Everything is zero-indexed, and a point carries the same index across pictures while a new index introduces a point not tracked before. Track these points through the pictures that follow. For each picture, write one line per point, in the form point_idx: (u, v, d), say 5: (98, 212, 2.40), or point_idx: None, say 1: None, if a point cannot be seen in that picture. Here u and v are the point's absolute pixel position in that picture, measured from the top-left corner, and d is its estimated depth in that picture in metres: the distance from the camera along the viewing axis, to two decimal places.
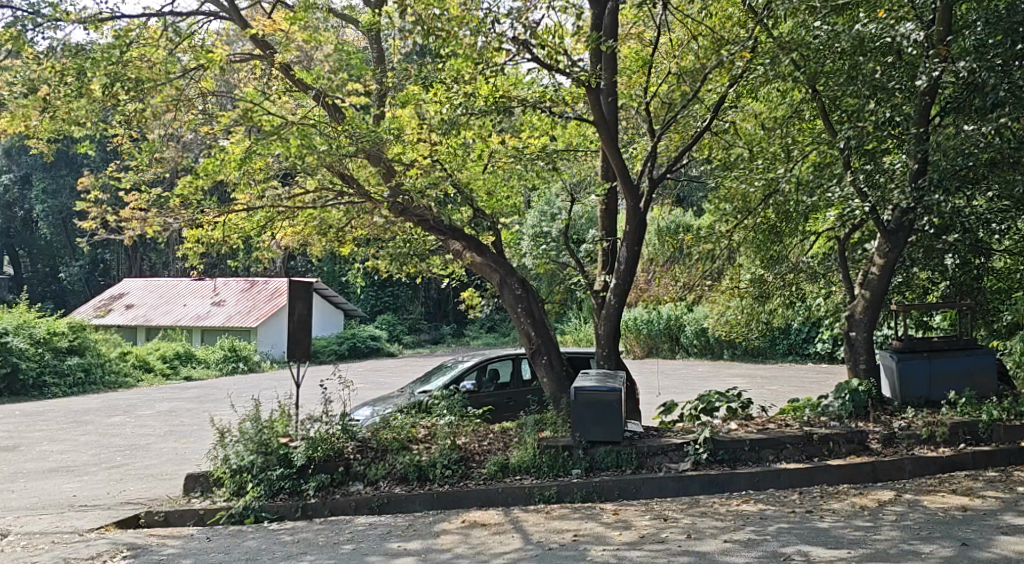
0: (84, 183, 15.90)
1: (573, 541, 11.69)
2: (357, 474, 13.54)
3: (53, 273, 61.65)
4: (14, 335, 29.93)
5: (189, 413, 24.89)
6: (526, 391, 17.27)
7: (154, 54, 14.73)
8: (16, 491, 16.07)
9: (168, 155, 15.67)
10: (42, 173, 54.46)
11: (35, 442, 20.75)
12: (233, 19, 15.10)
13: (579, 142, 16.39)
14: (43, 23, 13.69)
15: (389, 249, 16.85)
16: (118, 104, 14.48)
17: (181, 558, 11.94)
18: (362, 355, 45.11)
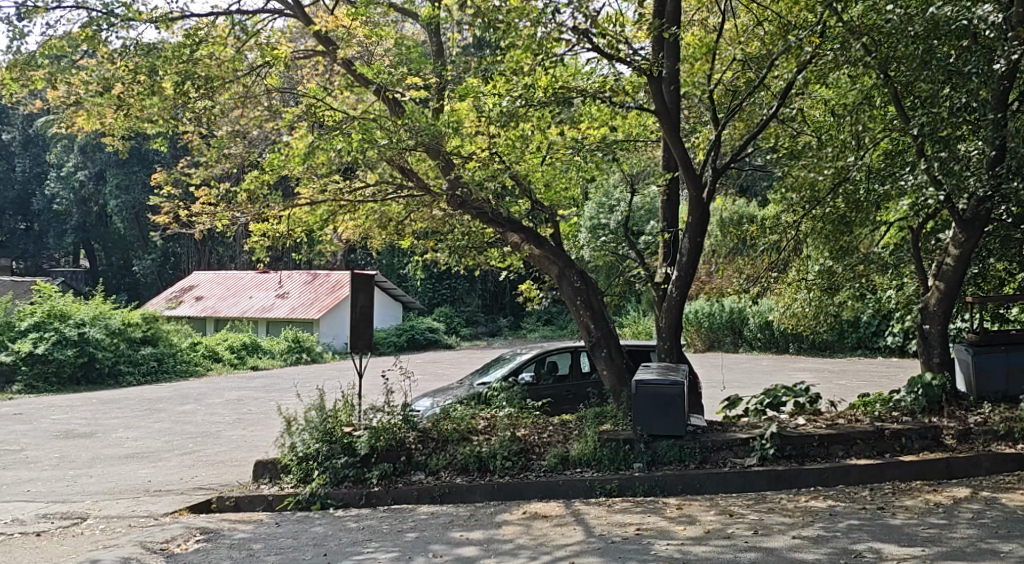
0: (155, 179, 15.96)
1: (637, 535, 11.52)
2: (419, 464, 13.50)
3: (126, 265, 62.66)
4: (91, 326, 30.35)
5: (258, 402, 25.01)
6: (587, 384, 17.06)
7: (222, 52, 14.64)
8: (94, 476, 16.25)
9: (235, 151, 15.52)
10: (116, 169, 55.79)
11: (110, 429, 20.97)
12: (297, 17, 15.00)
13: (640, 132, 15.92)
14: (117, 23, 13.64)
15: (450, 243, 16.70)
16: (188, 103, 14.40)
17: (249, 543, 12.04)
18: (419, 347, 45.22)
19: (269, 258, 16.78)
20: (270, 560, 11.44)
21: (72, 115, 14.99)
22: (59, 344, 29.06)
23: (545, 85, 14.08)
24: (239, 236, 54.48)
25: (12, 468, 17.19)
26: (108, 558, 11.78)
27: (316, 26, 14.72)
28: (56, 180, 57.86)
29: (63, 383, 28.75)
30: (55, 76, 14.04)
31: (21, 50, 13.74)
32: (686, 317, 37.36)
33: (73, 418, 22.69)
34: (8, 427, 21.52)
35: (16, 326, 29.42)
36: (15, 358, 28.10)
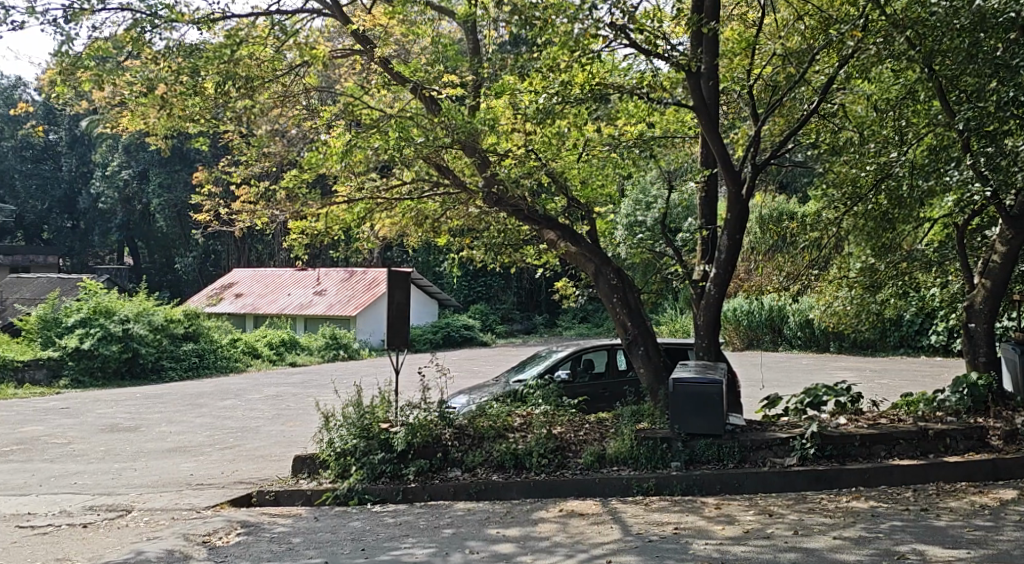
0: (196, 178, 15.93)
1: (675, 534, 11.40)
2: (455, 461, 13.46)
3: (169, 263, 63.19)
4: (135, 322, 30.53)
5: (296, 397, 25.06)
6: (623, 382, 16.95)
7: (262, 52, 14.65)
8: (138, 469, 16.31)
9: (274, 151, 15.67)
10: (159, 168, 56.26)
11: (154, 424, 21.07)
12: (335, 16, 14.99)
13: (677, 128, 15.82)
14: (161, 24, 13.65)
15: (485, 240, 16.70)
16: (229, 103, 14.48)
17: (289, 537, 12.04)
18: (455, 344, 45.17)
19: (308, 255, 16.79)
20: (308, 554, 11.42)
21: (118, 115, 15.10)
22: (104, 339, 29.30)
23: (582, 81, 13.89)
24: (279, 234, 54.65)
25: (58, 460, 17.31)
26: (151, 550, 11.82)
27: (354, 24, 14.71)
28: (101, 180, 58.43)
29: (108, 378, 29.21)
30: (102, 78, 13.87)
31: (68, 52, 13.59)
32: (725, 315, 37.16)
33: (118, 413, 22.83)
34: (54, 421, 21.67)
35: (63, 323, 29.66)
36: (62, 353, 28.57)
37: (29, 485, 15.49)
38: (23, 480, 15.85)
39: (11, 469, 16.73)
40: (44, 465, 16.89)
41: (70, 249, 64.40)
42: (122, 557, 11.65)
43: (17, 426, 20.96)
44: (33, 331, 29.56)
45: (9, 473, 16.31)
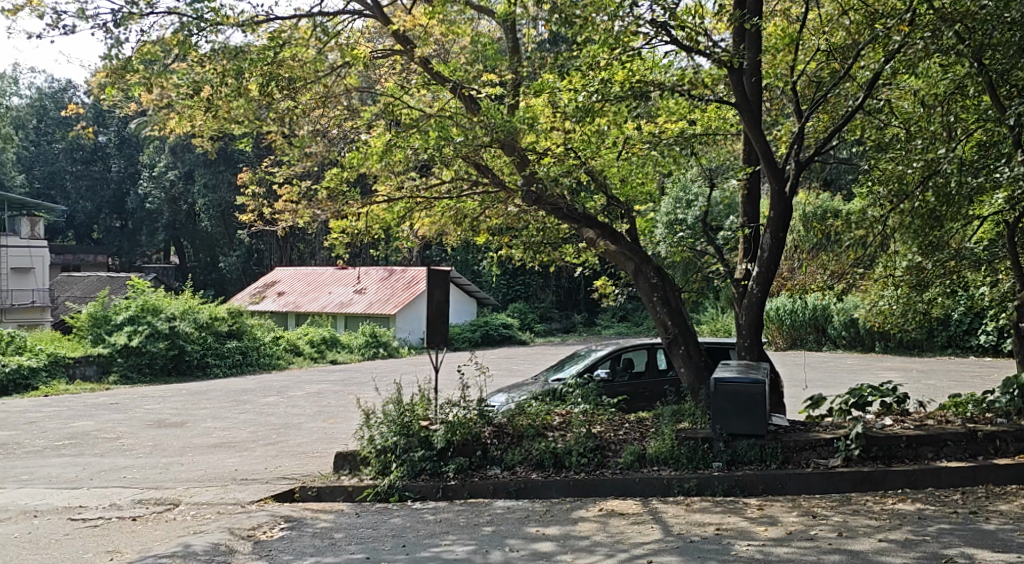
0: (240, 178, 15.89)
1: (716, 535, 11.27)
2: (494, 459, 13.39)
3: (212, 262, 63.61)
4: (181, 320, 30.74)
5: (337, 394, 25.10)
6: (663, 381, 16.80)
7: (304, 53, 14.62)
8: (185, 463, 16.38)
9: (315, 151, 15.47)
10: (204, 168, 55.82)
11: (200, 419, 21.17)
12: (376, 17, 14.99)
13: (719, 125, 15.59)
14: (207, 27, 13.62)
15: (524, 239, 16.63)
16: (273, 105, 14.60)
17: (332, 532, 12.02)
18: (494, 343, 45.12)
19: (348, 254, 16.77)
20: (350, 549, 11.40)
21: (164, 117, 15.07)
22: (151, 336, 29.57)
23: (622, 78, 13.72)
24: (320, 232, 54.82)
25: (108, 454, 17.43)
26: (198, 543, 11.84)
27: (394, 25, 14.69)
28: (148, 180, 58.99)
29: (155, 374, 29.49)
30: (150, 81, 13.94)
31: (117, 56, 13.61)
32: (768, 314, 36.90)
33: (164, 408, 22.97)
34: (103, 416, 21.85)
35: (111, 320, 29.94)
36: (111, 350, 28.86)
37: (80, 478, 15.60)
38: (73, 473, 15.97)
39: (62, 462, 16.86)
40: (94, 459, 17.01)
41: (119, 248, 65.41)
42: (169, 549, 11.68)
43: (66, 421, 21.15)
44: (83, 329, 29.93)
45: (60, 467, 16.43)
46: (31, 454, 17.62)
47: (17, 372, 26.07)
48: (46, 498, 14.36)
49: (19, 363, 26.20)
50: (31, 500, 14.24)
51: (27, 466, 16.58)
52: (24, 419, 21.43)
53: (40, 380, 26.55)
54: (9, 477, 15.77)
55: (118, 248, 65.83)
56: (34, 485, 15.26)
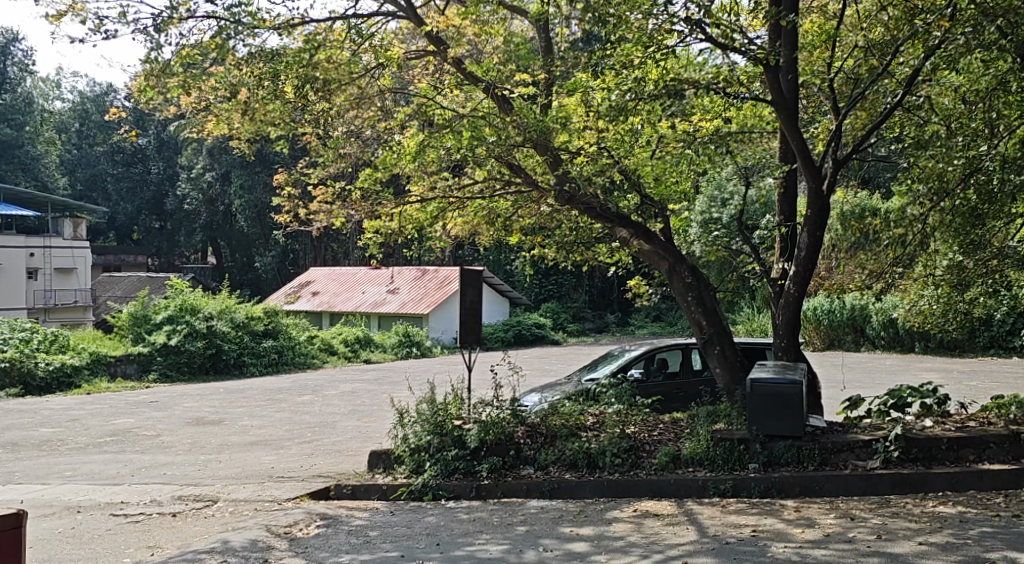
0: (276, 179, 15.91)
1: (752, 537, 11.13)
2: (528, 459, 13.32)
3: (248, 262, 63.89)
4: (218, 319, 31.00)
5: (372, 393, 25.08)
6: (698, 382, 16.65)
7: (340, 54, 14.56)
8: (223, 461, 16.40)
9: (350, 152, 15.33)
10: (240, 170, 56.22)
11: (237, 417, 21.22)
12: (410, 19, 14.92)
13: (754, 123, 15.53)
14: (244, 31, 13.58)
15: (557, 238, 16.52)
16: (307, 106, 14.63)
17: (366, 530, 11.98)
18: (527, 343, 45.04)
19: (381, 254, 16.75)
20: (385, 547, 11.35)
21: (203, 119, 15.13)
22: (189, 336, 29.78)
23: (656, 77, 13.83)
24: (353, 232, 54.91)
25: (149, 451, 17.49)
26: (236, 539, 11.84)
27: (427, 25, 14.63)
28: (187, 182, 59.55)
29: (193, 372, 29.63)
30: (187, 82, 13.90)
31: (156, 59, 13.65)
32: (805, 315, 36.61)
33: (202, 406, 23.05)
34: (142, 414, 21.95)
35: (151, 319, 30.15)
36: (151, 348, 29.04)
37: (121, 475, 15.65)
38: (115, 470, 16.03)
39: (104, 459, 16.93)
40: (135, 456, 17.07)
41: (159, 249, 65.81)
42: (208, 545, 11.68)
43: (107, 418, 21.26)
44: (124, 328, 30.16)
45: (101, 463, 16.50)
46: (73, 450, 17.72)
47: (61, 370, 26.25)
48: (88, 494, 14.42)
49: (61, 361, 26.40)
50: (74, 496, 14.30)
51: (69, 462, 16.67)
52: (66, 416, 21.59)
53: (82, 378, 26.75)
54: (52, 473, 15.86)
55: (157, 249, 66.24)
56: (76, 480, 15.34)
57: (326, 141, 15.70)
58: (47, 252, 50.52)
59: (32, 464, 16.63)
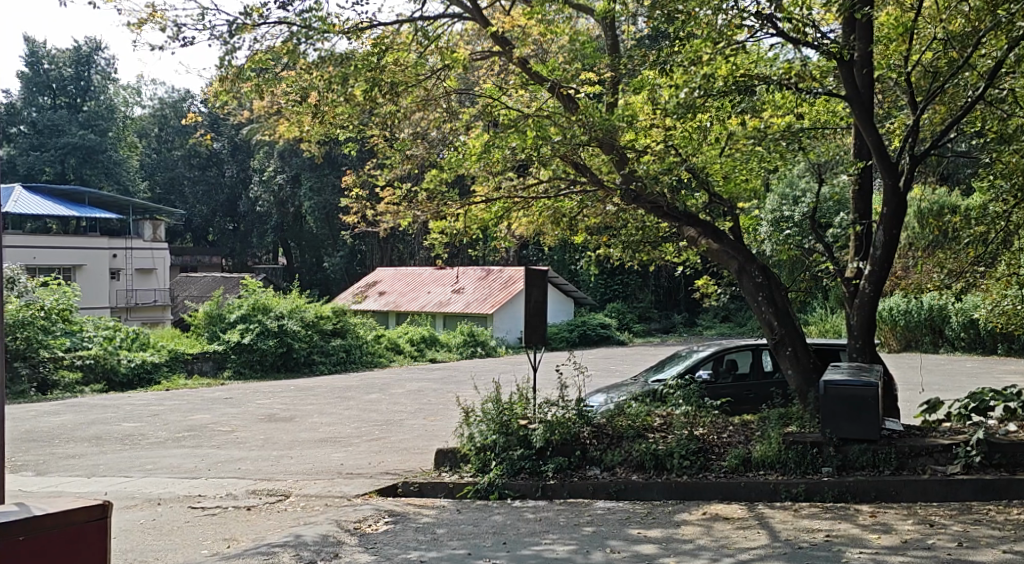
0: (344, 181, 15.84)
1: (826, 541, 10.83)
2: (594, 459, 13.16)
3: (317, 263, 64.38)
4: (289, 318, 31.19)
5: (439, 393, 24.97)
6: (770, 383, 16.27)
7: (406, 58, 14.43)
8: (295, 457, 16.40)
9: (416, 153, 15.44)
10: (309, 172, 56.57)
11: (308, 414, 21.27)
12: (475, 19, 14.79)
13: (828, 119, 15.02)
14: (314, 36, 13.55)
15: (623, 238, 16.35)
16: (375, 109, 14.52)
17: (434, 528, 11.86)
18: (592, 343, 44.80)
19: (447, 255, 16.66)
20: (452, 545, 11.22)
21: (274, 123, 15.19)
22: (262, 334, 30.03)
23: (725, 74, 13.55)
24: (420, 232, 54.98)
25: (224, 446, 17.55)
26: (308, 533, 11.79)
27: (492, 26, 14.46)
28: (258, 184, 60.34)
29: (266, 370, 29.81)
30: (261, 87, 13.94)
31: (231, 66, 13.72)
32: (881, 315, 35.97)
33: (275, 403, 23.15)
34: (218, 410, 22.08)
35: (226, 318, 30.43)
36: (226, 346, 29.27)
37: (198, 468, 15.70)
38: (192, 464, 16.09)
39: (182, 453, 17.02)
40: (212, 450, 17.14)
41: (234, 250, 66.28)
42: (281, 539, 11.64)
43: (185, 413, 21.44)
44: (200, 327, 30.44)
45: (179, 457, 16.58)
46: (153, 444, 17.84)
47: (142, 367, 26.62)
48: (168, 487, 14.47)
49: (143, 359, 26.70)
50: (154, 489, 14.35)
51: (149, 456, 16.78)
52: (147, 412, 21.79)
53: (161, 375, 27.04)
54: (133, 466, 15.97)
55: (230, 249, 66.93)
56: (157, 473, 15.41)
57: (393, 142, 15.62)
58: (129, 252, 51.71)
59: (115, 457, 16.77)
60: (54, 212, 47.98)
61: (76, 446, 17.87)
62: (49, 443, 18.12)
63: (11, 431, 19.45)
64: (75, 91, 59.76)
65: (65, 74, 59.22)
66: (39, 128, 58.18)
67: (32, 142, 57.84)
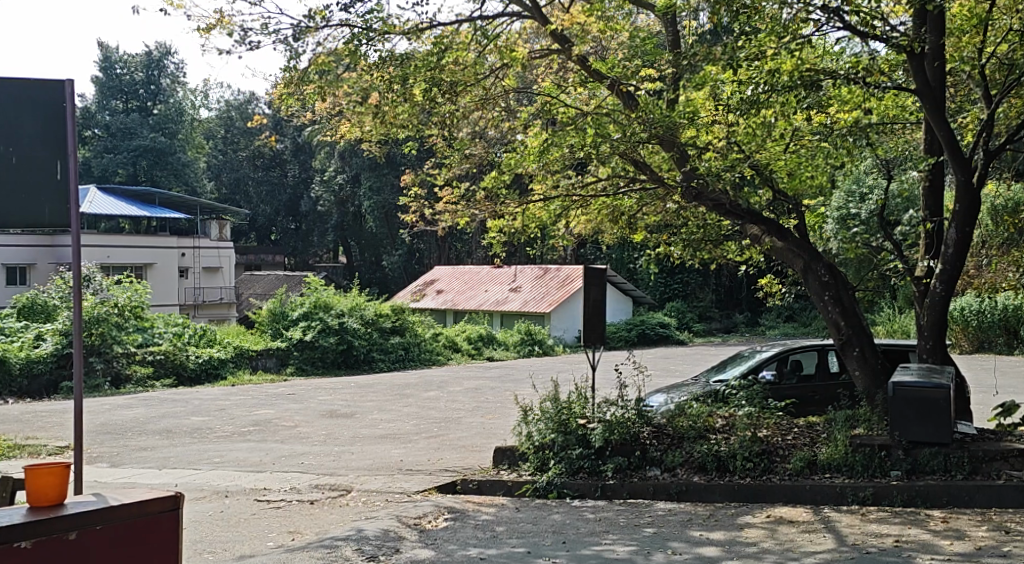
0: (403, 180, 15.75)
1: (895, 547, 10.51)
2: (654, 460, 12.92)
3: (376, 262, 64.65)
4: (349, 316, 31.31)
5: (497, 391, 24.89)
6: (836, 385, 15.93)
7: (465, 57, 14.36)
8: (357, 453, 16.34)
9: (477, 152, 15.27)
10: (369, 172, 56.70)
11: (368, 411, 21.26)
12: (534, 18, 14.60)
13: (896, 114, 14.83)
14: (375, 37, 13.43)
15: (683, 237, 16.12)
16: (434, 108, 14.37)
17: (494, 525, 11.71)
18: (651, 342, 44.49)
19: (505, 254, 16.54)
20: (511, 543, 11.04)
21: (338, 123, 15.10)
22: (323, 332, 30.19)
23: (790, 68, 13.12)
24: (478, 231, 54.97)
25: (288, 441, 17.56)
26: (370, 528, 11.69)
27: (551, 24, 14.27)
28: (320, 184, 60.60)
29: (327, 367, 29.92)
30: (324, 89, 13.97)
31: (295, 68, 13.66)
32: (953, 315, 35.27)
33: (337, 400, 23.19)
34: (282, 405, 22.16)
35: (288, 315, 30.66)
36: (289, 343, 29.48)
37: (264, 462, 15.70)
38: (258, 457, 16.10)
39: (248, 447, 17.05)
40: (276, 445, 17.16)
41: (294, 249, 66.67)
42: (344, 533, 11.55)
43: (250, 409, 21.52)
44: (264, 324, 30.65)
45: (246, 451, 16.61)
46: (220, 438, 17.90)
47: (209, 363, 26.73)
48: (234, 479, 14.46)
49: (210, 354, 26.85)
50: (222, 481, 14.36)
51: (216, 449, 16.82)
52: (213, 406, 21.91)
53: (228, 370, 27.15)
54: (201, 459, 16.01)
55: (292, 248, 67.45)
56: (225, 466, 15.44)
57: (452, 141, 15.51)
58: (197, 252, 52.06)
59: (184, 450, 16.84)
60: (127, 213, 48.58)
61: (147, 439, 17.97)
62: (121, 435, 18.26)
63: (84, 424, 19.64)
64: (145, 95, 60.12)
65: (137, 78, 59.85)
66: (112, 131, 58.91)
67: (105, 144, 58.77)
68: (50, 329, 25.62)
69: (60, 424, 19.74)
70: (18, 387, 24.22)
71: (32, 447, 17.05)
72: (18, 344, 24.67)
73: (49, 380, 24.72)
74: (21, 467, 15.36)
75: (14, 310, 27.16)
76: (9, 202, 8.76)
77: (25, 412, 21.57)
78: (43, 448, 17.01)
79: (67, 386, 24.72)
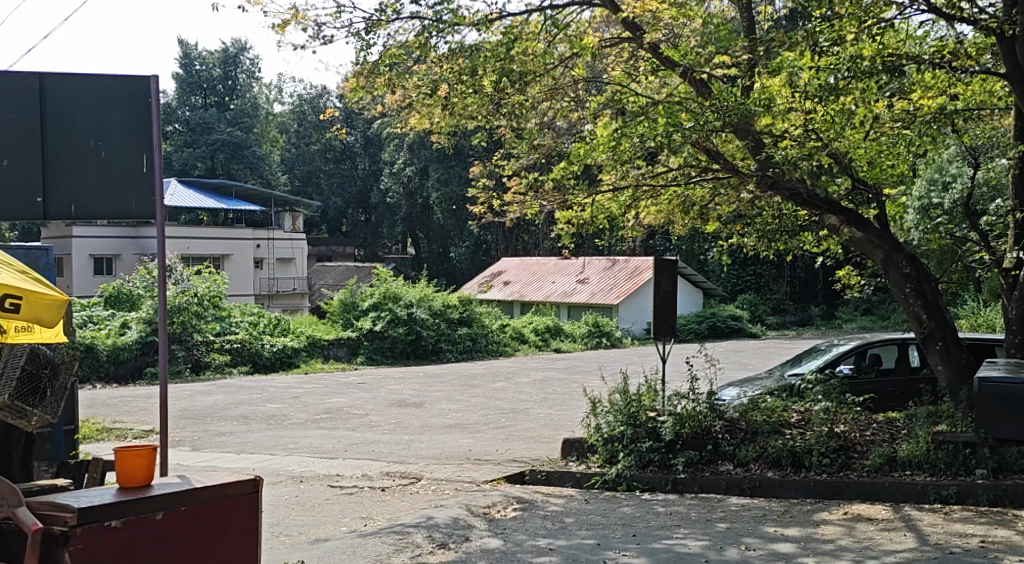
0: (472, 170, 15.54)
1: (980, 548, 10.07)
2: (726, 454, 12.62)
3: (444, 253, 64.75)
4: (418, 307, 31.21)
5: (565, 383, 24.61)
6: (918, 380, 15.47)
7: (534, 49, 14.11)
8: (426, 442, 16.21)
9: (546, 143, 15.15)
10: (438, 164, 56.63)
11: (437, 401, 21.14)
12: (605, 5, 14.33)
13: (984, 99, 14.29)
14: (445, 28, 13.22)
15: (757, 227, 15.73)
16: (503, 99, 14.13)
17: (563, 516, 11.48)
18: (722, 335, 44.04)
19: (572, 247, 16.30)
20: (581, 534, 10.79)
21: (407, 114, 14.88)
22: (392, 322, 30.16)
23: (871, 53, 12.58)
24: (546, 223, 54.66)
25: (359, 429, 17.48)
26: (439, 516, 11.52)
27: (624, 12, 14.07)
28: (389, 176, 60.66)
29: (397, 357, 29.91)
30: (393, 81, 13.76)
31: (365, 59, 13.48)
32: None
33: (406, 390, 23.09)
34: (353, 394, 22.15)
35: (359, 306, 30.75)
36: (359, 334, 29.57)
37: (336, 449, 15.62)
38: (331, 444, 16.04)
39: (321, 434, 17.02)
40: (348, 432, 17.09)
41: (364, 240, 66.96)
42: (415, 520, 11.39)
43: (323, 397, 21.54)
44: (335, 314, 30.78)
45: (319, 438, 16.57)
46: (294, 425, 17.88)
47: (283, 352, 26.80)
48: (308, 465, 14.41)
49: (284, 343, 26.94)
50: (297, 467, 14.30)
51: (291, 436, 16.81)
52: (287, 394, 21.93)
53: (300, 359, 27.22)
54: (277, 444, 15.99)
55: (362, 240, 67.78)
56: (298, 452, 15.40)
57: (520, 131, 15.30)
58: (272, 243, 52.43)
59: (261, 436, 16.84)
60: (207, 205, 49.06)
61: (225, 424, 18.01)
62: (200, 420, 18.35)
63: (167, 408, 19.77)
64: (223, 90, 60.88)
65: (215, 74, 60.48)
66: (191, 125, 59.67)
67: (184, 138, 59.54)
68: (135, 317, 25.89)
69: (144, 409, 19.90)
70: (105, 373, 24.49)
71: (117, 430, 17.19)
72: (105, 331, 24.93)
73: (133, 365, 24.95)
74: (105, 449, 15.46)
75: (100, 298, 27.51)
76: (102, 199, 9.27)
77: (110, 397, 21.80)
78: (128, 431, 17.14)
79: (151, 372, 24.96)
